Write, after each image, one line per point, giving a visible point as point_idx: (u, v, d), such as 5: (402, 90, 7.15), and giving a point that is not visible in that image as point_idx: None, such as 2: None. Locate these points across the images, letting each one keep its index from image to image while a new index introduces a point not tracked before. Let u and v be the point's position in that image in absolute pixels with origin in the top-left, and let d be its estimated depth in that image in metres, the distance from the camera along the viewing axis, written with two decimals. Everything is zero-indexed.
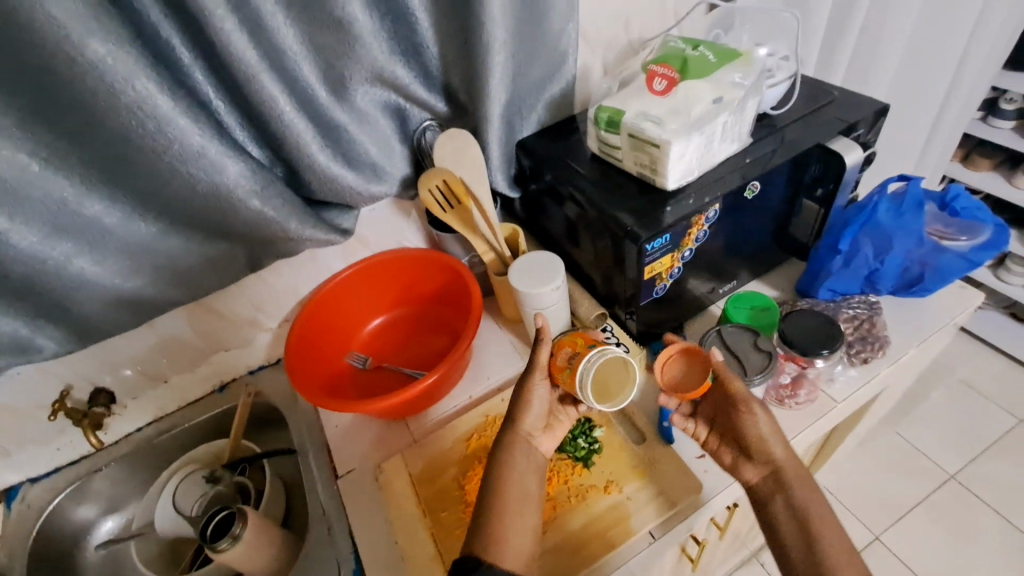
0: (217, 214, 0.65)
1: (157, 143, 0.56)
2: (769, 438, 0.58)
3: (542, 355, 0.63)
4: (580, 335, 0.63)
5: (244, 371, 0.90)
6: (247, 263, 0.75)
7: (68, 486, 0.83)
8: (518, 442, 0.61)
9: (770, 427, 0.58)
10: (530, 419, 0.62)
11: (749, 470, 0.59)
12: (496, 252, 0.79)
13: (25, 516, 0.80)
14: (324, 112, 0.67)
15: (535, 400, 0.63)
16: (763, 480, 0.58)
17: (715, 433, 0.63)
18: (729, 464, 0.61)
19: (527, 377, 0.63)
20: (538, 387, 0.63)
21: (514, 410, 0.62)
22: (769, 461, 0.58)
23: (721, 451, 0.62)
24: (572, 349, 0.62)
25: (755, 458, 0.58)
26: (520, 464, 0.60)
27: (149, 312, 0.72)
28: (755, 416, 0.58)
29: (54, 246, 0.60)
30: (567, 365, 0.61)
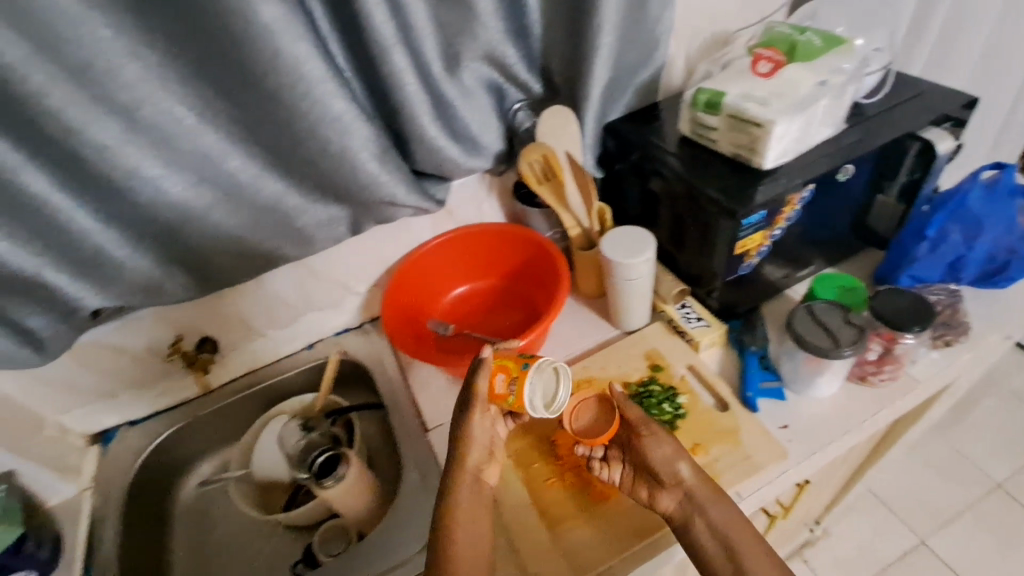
0: (338, 176, 0.70)
1: (300, 104, 0.61)
2: (674, 460, 0.62)
3: (480, 388, 0.62)
4: (506, 357, 0.64)
5: (330, 332, 0.95)
6: (349, 227, 0.79)
7: (164, 430, 0.88)
8: (465, 477, 0.62)
9: (670, 446, 0.62)
10: (474, 453, 0.63)
11: (665, 499, 0.62)
12: (582, 228, 0.83)
13: (128, 455, 0.86)
14: (438, 86, 0.72)
15: (478, 433, 0.63)
16: (679, 505, 0.61)
17: (627, 470, 0.66)
18: (646, 499, 0.63)
19: (466, 410, 0.63)
20: (477, 419, 0.63)
21: (460, 442, 0.63)
22: (678, 484, 0.61)
23: (635, 486, 0.64)
24: (507, 376, 0.62)
25: (666, 484, 0.62)
26: (467, 498, 0.61)
27: (262, 268, 0.77)
28: (654, 439, 0.63)
29: (196, 197, 0.66)
30: (510, 392, 0.62)
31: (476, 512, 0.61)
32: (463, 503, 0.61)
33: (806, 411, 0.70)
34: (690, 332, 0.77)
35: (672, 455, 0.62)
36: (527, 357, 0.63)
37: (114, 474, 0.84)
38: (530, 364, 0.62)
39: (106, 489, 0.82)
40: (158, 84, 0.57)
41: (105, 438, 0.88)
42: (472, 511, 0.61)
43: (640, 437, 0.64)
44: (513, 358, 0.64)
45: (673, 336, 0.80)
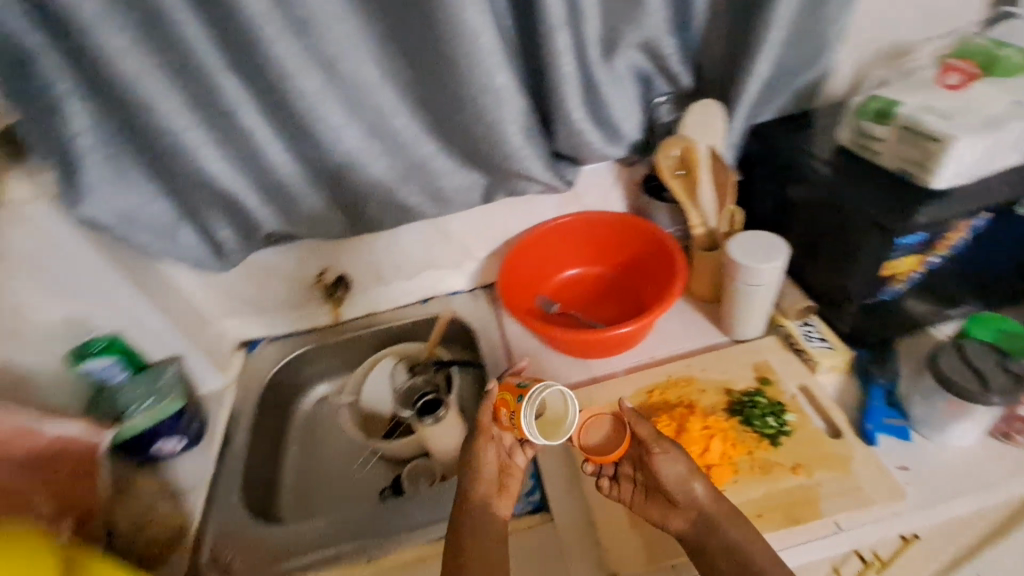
0: (485, 144, 0.76)
1: (468, 73, 0.68)
2: (689, 480, 0.61)
3: (485, 418, 0.68)
4: (505, 390, 0.67)
5: (446, 292, 1.03)
6: (482, 194, 0.85)
7: (295, 350, 1.01)
8: (470, 509, 0.65)
9: (682, 466, 0.62)
10: (484, 479, 0.66)
11: (677, 519, 0.62)
12: (707, 228, 0.81)
13: (265, 363, 0.99)
14: (592, 70, 0.75)
15: (487, 463, 0.67)
16: (692, 525, 0.61)
17: (638, 489, 0.65)
18: (657, 519, 0.63)
19: (474, 440, 0.68)
20: (485, 445, 0.67)
21: (472, 473, 0.66)
22: (692, 504, 0.61)
23: (647, 506, 0.64)
24: (507, 408, 0.65)
25: (679, 504, 0.62)
26: (477, 530, 0.63)
27: (402, 220, 0.85)
28: (666, 459, 0.62)
29: (364, 147, 0.75)
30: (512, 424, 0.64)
31: (485, 545, 0.61)
32: (473, 529, 0.63)
33: (932, 458, 0.65)
34: (808, 350, 0.74)
35: (686, 475, 0.61)
36: (523, 389, 0.64)
37: (253, 377, 0.97)
38: (524, 396, 0.63)
39: (246, 388, 0.96)
40: (358, 44, 0.67)
41: (249, 346, 1.02)
42: (484, 545, 0.61)
43: (651, 457, 0.62)
44: (513, 389, 0.66)
45: (789, 352, 0.77)
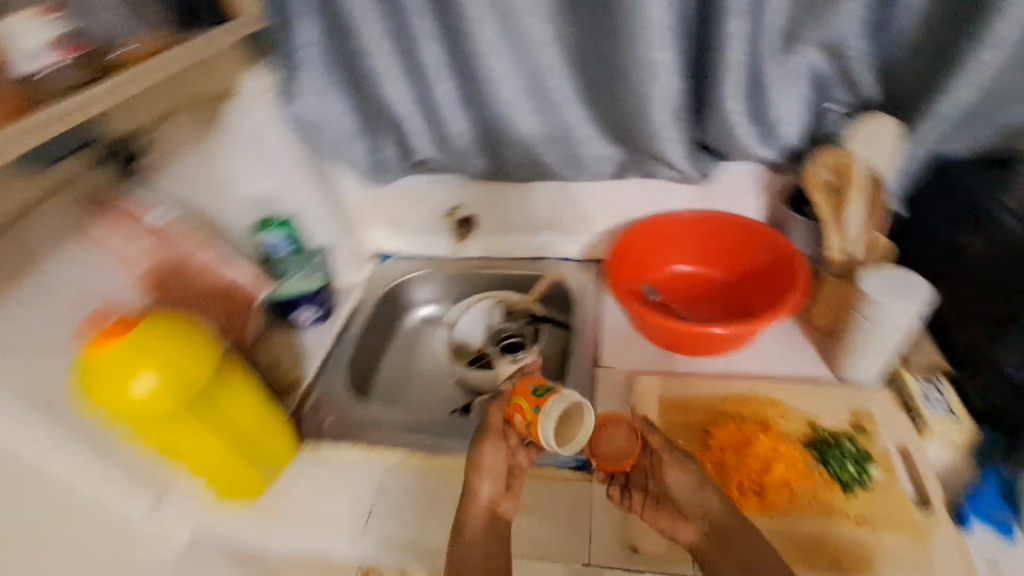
0: (631, 117, 0.79)
1: (631, 43, 0.71)
2: (698, 489, 0.62)
3: (494, 415, 0.68)
4: (519, 395, 0.66)
5: (558, 256, 1.08)
6: (616, 168, 0.88)
7: (415, 270, 1.14)
8: (474, 506, 0.63)
9: (691, 476, 0.62)
10: (486, 481, 0.65)
11: (686, 527, 0.60)
12: (845, 254, 0.75)
13: (389, 274, 1.14)
14: (763, 63, 0.72)
15: (491, 466, 0.65)
16: (702, 537, 0.59)
17: (647, 500, 0.63)
18: (666, 530, 0.61)
19: (481, 439, 0.67)
20: (490, 443, 0.66)
21: (476, 475, 0.65)
22: (703, 515, 0.60)
23: (657, 518, 0.61)
24: (522, 416, 0.64)
25: (688, 513, 0.61)
26: (480, 529, 0.62)
27: (537, 175, 0.91)
28: (676, 467, 0.63)
29: (519, 100, 0.81)
30: (528, 432, 0.64)
31: (491, 544, 0.61)
32: (477, 532, 0.61)
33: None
34: (924, 414, 0.67)
35: (695, 483, 0.62)
36: (540, 398, 0.63)
37: (376, 283, 1.12)
38: (542, 408, 0.62)
39: (369, 290, 1.11)
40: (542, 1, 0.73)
41: (382, 258, 1.17)
42: (485, 546, 0.61)
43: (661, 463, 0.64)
44: (529, 396, 0.65)
45: (900, 410, 0.70)
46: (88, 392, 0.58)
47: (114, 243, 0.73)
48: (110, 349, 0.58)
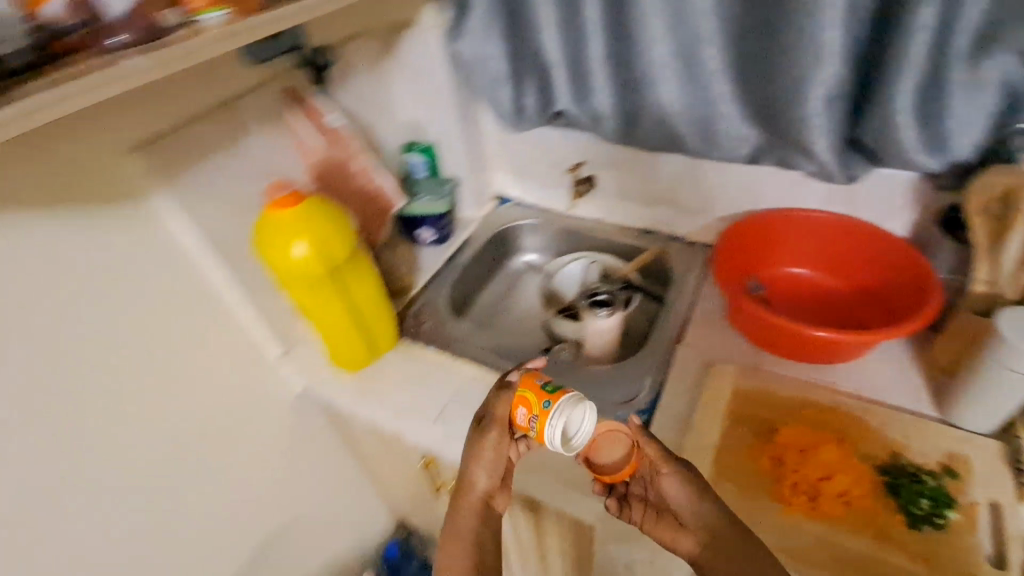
0: (784, 100, 0.76)
1: (803, 19, 0.69)
2: (697, 503, 0.60)
3: (500, 410, 0.65)
4: (527, 387, 0.63)
5: (669, 233, 1.09)
6: (754, 153, 0.86)
7: (529, 218, 1.20)
8: (467, 500, 0.65)
9: (689, 488, 0.61)
10: (483, 478, 0.65)
11: (684, 540, 0.60)
12: (991, 287, 0.68)
13: (505, 216, 1.22)
14: (950, 61, 0.65)
15: (487, 464, 0.65)
16: (700, 549, 0.59)
17: (647, 511, 0.64)
18: (667, 539, 0.62)
19: (483, 433, 0.65)
20: (489, 438, 0.65)
21: (471, 474, 0.65)
22: (702, 526, 0.59)
23: (657, 528, 0.62)
24: (528, 410, 0.62)
25: (687, 526, 0.61)
26: (469, 524, 0.64)
27: (669, 146, 0.92)
28: (673, 478, 0.62)
29: (668, 66, 0.81)
30: (531, 427, 0.61)
31: (481, 540, 0.63)
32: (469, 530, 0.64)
33: None
34: None
35: (694, 498, 0.60)
36: (551, 394, 0.61)
37: (492, 222, 1.21)
38: (552, 404, 0.60)
39: (485, 226, 1.20)
40: None
41: (502, 200, 1.26)
42: (473, 541, 0.63)
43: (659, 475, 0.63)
44: (537, 390, 0.63)
45: (1007, 466, 0.64)
46: (262, 249, 0.74)
47: (298, 135, 0.86)
48: (282, 218, 0.72)
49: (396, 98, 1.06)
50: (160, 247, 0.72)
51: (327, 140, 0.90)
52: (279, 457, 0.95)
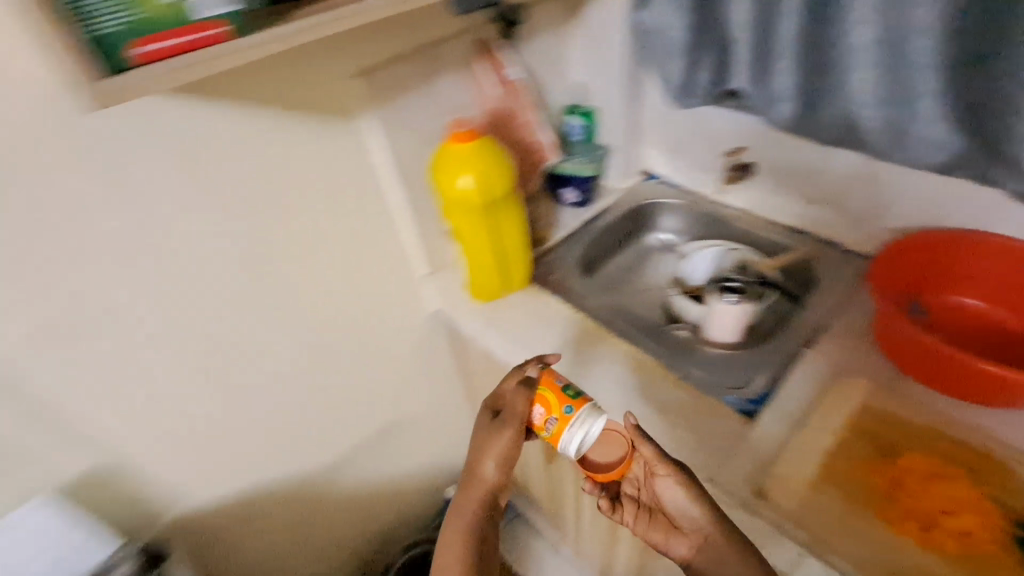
0: (999, 108, 0.67)
1: None
2: (693, 512, 0.65)
3: (518, 407, 0.68)
4: (547, 388, 0.68)
5: (825, 237, 1.03)
6: (943, 163, 0.76)
7: (673, 198, 1.20)
8: (474, 487, 0.70)
9: (685, 493, 0.66)
10: (491, 471, 0.69)
11: (680, 545, 0.67)
12: None
13: (650, 191, 1.23)
14: None
15: (493, 457, 0.69)
16: (697, 555, 0.65)
17: (642, 511, 0.71)
18: (663, 541, 0.68)
19: (500, 427, 0.69)
20: (502, 434, 0.69)
21: (475, 466, 0.69)
22: (699, 534, 0.66)
23: (653, 529, 0.69)
24: (547, 410, 0.66)
25: (685, 531, 0.67)
26: (472, 510, 0.70)
27: (846, 141, 0.85)
28: (668, 483, 0.67)
29: (867, 53, 0.75)
30: (547, 426, 0.66)
31: (483, 528, 0.70)
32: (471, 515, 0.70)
33: None
34: None
35: (691, 507, 0.65)
36: (572, 400, 0.65)
37: (635, 194, 1.22)
38: (574, 411, 0.64)
39: (626, 197, 1.22)
40: None
41: (648, 176, 1.27)
42: (474, 524, 0.69)
43: (655, 477, 0.67)
44: (557, 392, 0.67)
45: None
46: (435, 175, 0.85)
47: (483, 84, 0.96)
48: (455, 150, 0.82)
49: (570, 59, 1.12)
50: (358, 156, 0.86)
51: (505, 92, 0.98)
52: (407, 361, 1.08)
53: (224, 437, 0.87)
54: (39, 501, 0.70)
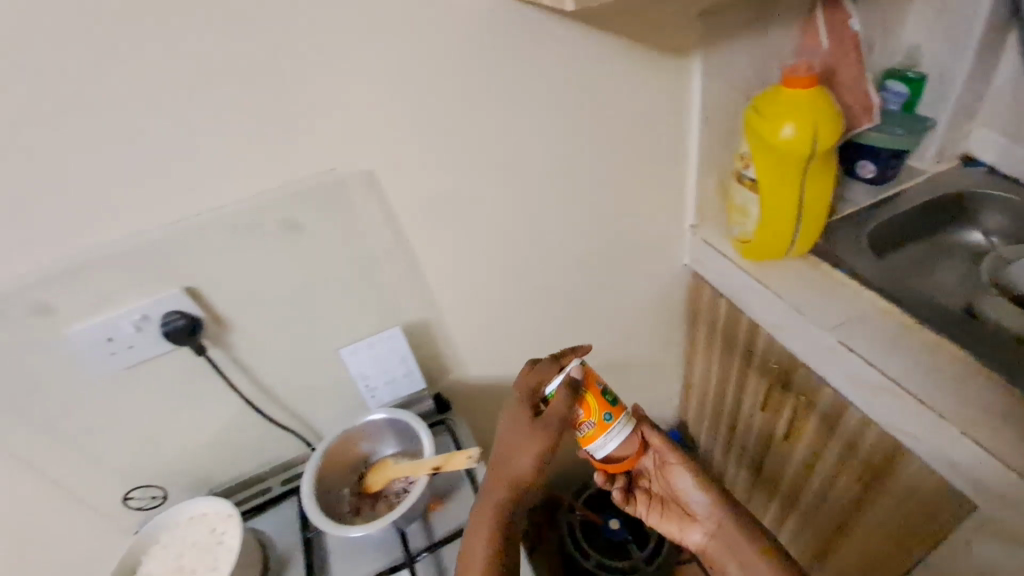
0: None
1: None
2: (701, 496, 0.85)
3: (556, 407, 0.71)
4: (591, 392, 0.71)
5: None
6: None
7: (1002, 192, 1.01)
8: (506, 478, 0.74)
9: (693, 479, 0.86)
10: (525, 459, 0.72)
11: (693, 532, 0.86)
12: None
13: (969, 179, 1.05)
14: None
15: (529, 450, 0.72)
16: (714, 545, 0.83)
17: (659, 503, 0.90)
18: (679, 531, 0.87)
19: (541, 424, 0.72)
20: (541, 431, 0.72)
21: (512, 453, 0.73)
22: (709, 523, 0.84)
23: (669, 518, 0.89)
24: (588, 414, 0.71)
25: (695, 521, 0.86)
26: (501, 493, 0.74)
27: None
28: (679, 471, 0.87)
29: None
30: (584, 426, 0.72)
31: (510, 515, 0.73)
32: (499, 500, 0.74)
33: None
34: None
35: (700, 493, 0.85)
36: (611, 407, 0.73)
37: (948, 180, 1.06)
38: (613, 418, 0.72)
39: (935, 181, 1.06)
40: None
41: (967, 163, 1.09)
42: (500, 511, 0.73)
43: (669, 466, 0.88)
44: (598, 397, 0.72)
45: None
46: (749, 121, 0.83)
47: (820, 40, 0.90)
48: (786, 96, 0.79)
49: (907, 17, 1.01)
50: (682, 99, 0.89)
51: (841, 51, 0.91)
52: (648, 301, 1.15)
53: (504, 328, 1.01)
54: (398, 330, 0.87)
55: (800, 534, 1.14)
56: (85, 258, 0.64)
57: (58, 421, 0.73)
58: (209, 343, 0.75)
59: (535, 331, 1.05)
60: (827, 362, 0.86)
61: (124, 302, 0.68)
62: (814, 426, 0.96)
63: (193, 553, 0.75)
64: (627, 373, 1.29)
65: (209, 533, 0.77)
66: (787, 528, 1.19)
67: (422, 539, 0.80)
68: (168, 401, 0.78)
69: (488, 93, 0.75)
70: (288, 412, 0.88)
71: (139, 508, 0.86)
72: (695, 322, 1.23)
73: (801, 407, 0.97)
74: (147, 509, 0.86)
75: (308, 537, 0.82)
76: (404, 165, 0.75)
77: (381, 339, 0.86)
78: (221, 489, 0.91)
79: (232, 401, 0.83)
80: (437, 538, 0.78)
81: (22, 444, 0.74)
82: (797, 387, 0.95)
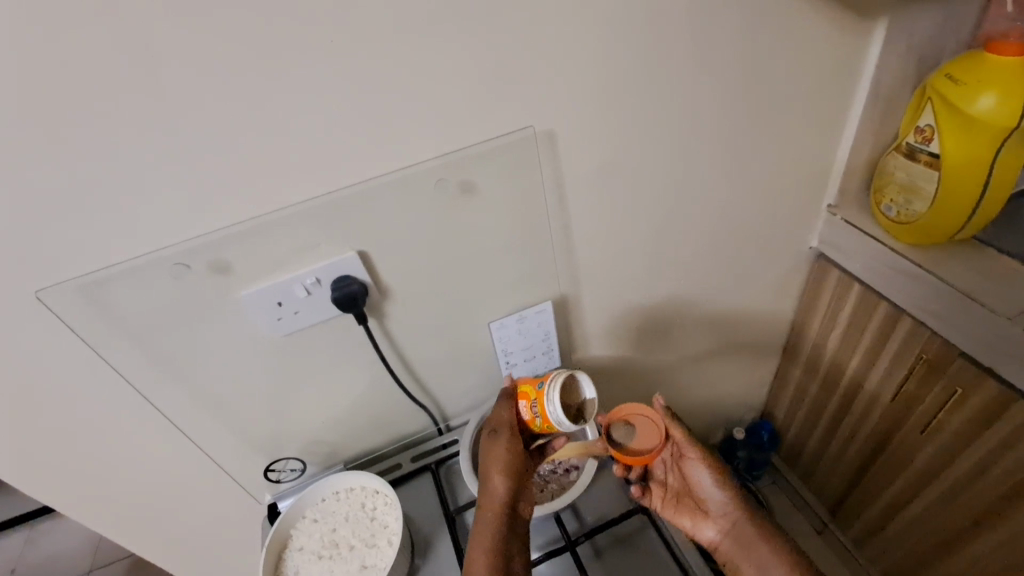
0: None
1: None
2: (720, 491, 0.77)
3: (504, 415, 0.76)
4: (524, 384, 0.76)
5: None
6: None
7: None
8: (485, 503, 0.70)
9: (715, 475, 0.77)
10: (495, 475, 0.71)
11: (708, 529, 0.77)
12: None
13: None
14: None
15: (495, 466, 0.72)
16: (731, 545, 0.75)
17: (672, 495, 0.80)
18: (693, 526, 0.78)
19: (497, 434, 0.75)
20: (500, 441, 0.74)
21: (485, 476, 0.72)
22: (725, 520, 0.76)
23: (682, 515, 0.79)
24: (528, 401, 0.73)
25: (710, 518, 0.78)
26: (490, 525, 0.68)
27: None
28: (699, 465, 0.78)
29: None
30: (534, 415, 0.72)
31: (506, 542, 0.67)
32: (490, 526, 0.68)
33: None
34: None
35: (719, 488, 0.77)
36: (540, 381, 0.73)
37: None
38: (544, 382, 0.71)
39: None
40: None
41: None
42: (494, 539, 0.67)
43: (688, 459, 0.79)
44: (533, 382, 0.75)
45: None
46: (940, 87, 0.79)
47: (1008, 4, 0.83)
48: (992, 64, 0.74)
49: None
50: (852, 69, 0.83)
51: None
52: (767, 287, 1.11)
53: (633, 306, 0.96)
54: (548, 305, 0.84)
55: (917, 525, 1.11)
56: (271, 217, 0.60)
57: (216, 388, 0.71)
58: (368, 313, 0.72)
59: (658, 311, 1.01)
60: (1002, 355, 0.80)
61: (300, 265, 0.65)
62: (957, 423, 0.92)
63: (347, 528, 0.75)
64: (731, 361, 1.25)
65: (360, 508, 0.77)
66: (899, 519, 1.15)
67: (575, 523, 0.82)
68: (317, 373, 0.75)
69: (671, 55, 0.69)
70: (422, 389, 0.85)
71: (279, 481, 0.84)
72: (809, 309, 1.17)
73: (947, 402, 0.92)
74: (286, 481, 0.85)
75: (452, 515, 0.80)
76: (578, 131, 0.70)
77: (530, 314, 0.84)
78: (350, 463, 0.89)
79: (373, 375, 0.80)
80: (589, 525, 0.81)
81: (180, 412, 0.71)
82: (949, 380, 0.91)
